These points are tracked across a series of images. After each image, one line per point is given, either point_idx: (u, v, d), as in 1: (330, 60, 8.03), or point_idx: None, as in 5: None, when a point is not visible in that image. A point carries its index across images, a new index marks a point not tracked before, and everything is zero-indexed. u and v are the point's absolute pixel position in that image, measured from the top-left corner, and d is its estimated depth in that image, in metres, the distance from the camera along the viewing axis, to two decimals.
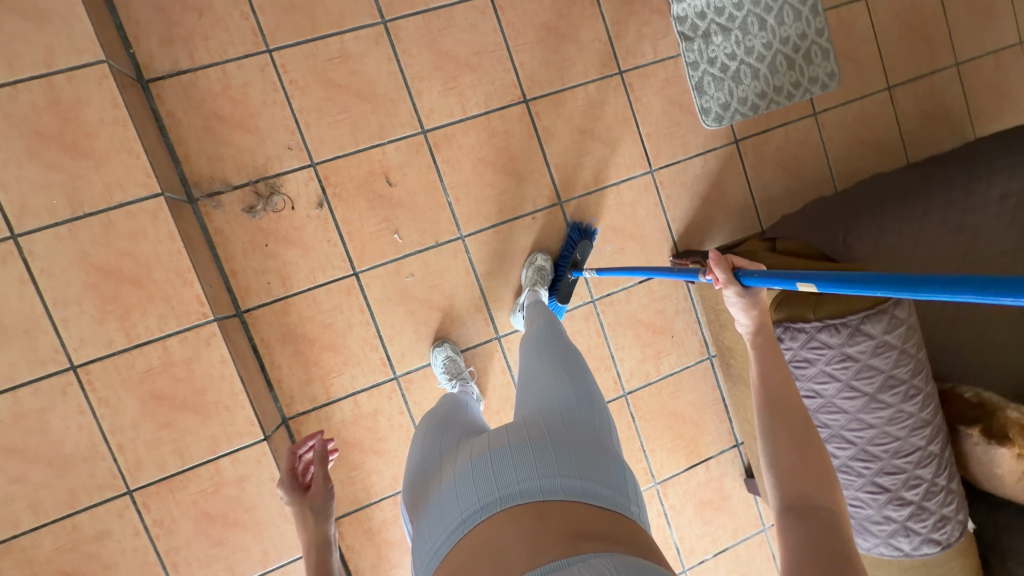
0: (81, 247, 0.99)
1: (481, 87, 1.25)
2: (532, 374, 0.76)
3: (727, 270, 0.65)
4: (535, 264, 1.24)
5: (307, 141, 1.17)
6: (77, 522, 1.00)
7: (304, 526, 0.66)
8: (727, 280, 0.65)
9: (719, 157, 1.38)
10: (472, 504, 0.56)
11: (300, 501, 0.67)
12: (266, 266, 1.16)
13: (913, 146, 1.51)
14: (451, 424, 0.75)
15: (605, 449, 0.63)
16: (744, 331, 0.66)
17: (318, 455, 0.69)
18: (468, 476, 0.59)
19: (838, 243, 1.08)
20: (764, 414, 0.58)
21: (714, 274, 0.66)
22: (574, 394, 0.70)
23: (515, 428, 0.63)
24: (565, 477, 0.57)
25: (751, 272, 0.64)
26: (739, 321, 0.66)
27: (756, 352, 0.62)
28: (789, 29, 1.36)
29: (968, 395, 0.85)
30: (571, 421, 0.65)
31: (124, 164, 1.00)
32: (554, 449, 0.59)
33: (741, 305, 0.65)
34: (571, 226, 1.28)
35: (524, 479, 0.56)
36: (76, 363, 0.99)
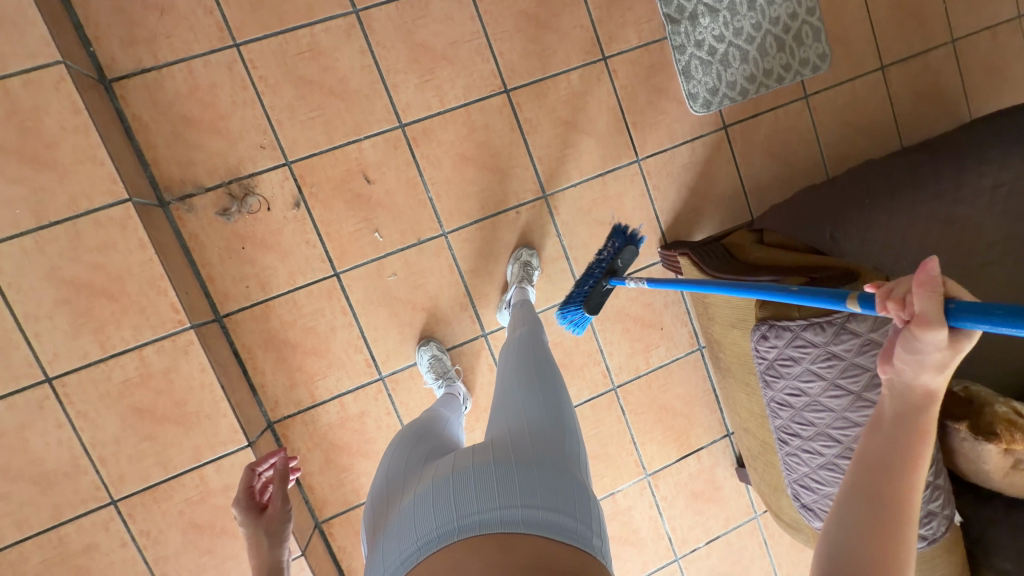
0: (49, 260, 0.96)
1: (459, 80, 1.20)
2: (504, 393, 0.76)
3: (940, 302, 0.43)
4: (521, 259, 1.22)
5: (280, 140, 1.13)
6: (63, 535, 0.99)
7: (257, 548, 0.67)
8: (933, 318, 0.43)
9: (708, 145, 1.35)
10: (429, 531, 0.55)
11: (255, 523, 0.69)
12: (244, 272, 1.13)
13: (906, 129, 1.47)
14: (424, 442, 0.74)
15: (573, 477, 0.61)
16: (886, 384, 0.46)
17: (279, 475, 0.71)
18: (428, 499, 0.58)
19: (826, 238, 1.06)
20: (857, 499, 0.44)
21: (924, 300, 0.44)
22: (545, 415, 0.69)
23: (483, 453, 0.62)
24: (528, 507, 0.55)
25: (980, 308, 0.42)
26: (901, 372, 0.45)
27: (888, 421, 0.45)
28: (779, 9, 1.32)
29: (956, 389, 0.83)
30: (541, 448, 0.63)
31: (88, 173, 0.96)
32: (519, 475, 0.58)
33: (929, 358, 0.44)
34: (616, 229, 1.14)
35: (484, 507, 0.55)
36: (51, 376, 0.97)
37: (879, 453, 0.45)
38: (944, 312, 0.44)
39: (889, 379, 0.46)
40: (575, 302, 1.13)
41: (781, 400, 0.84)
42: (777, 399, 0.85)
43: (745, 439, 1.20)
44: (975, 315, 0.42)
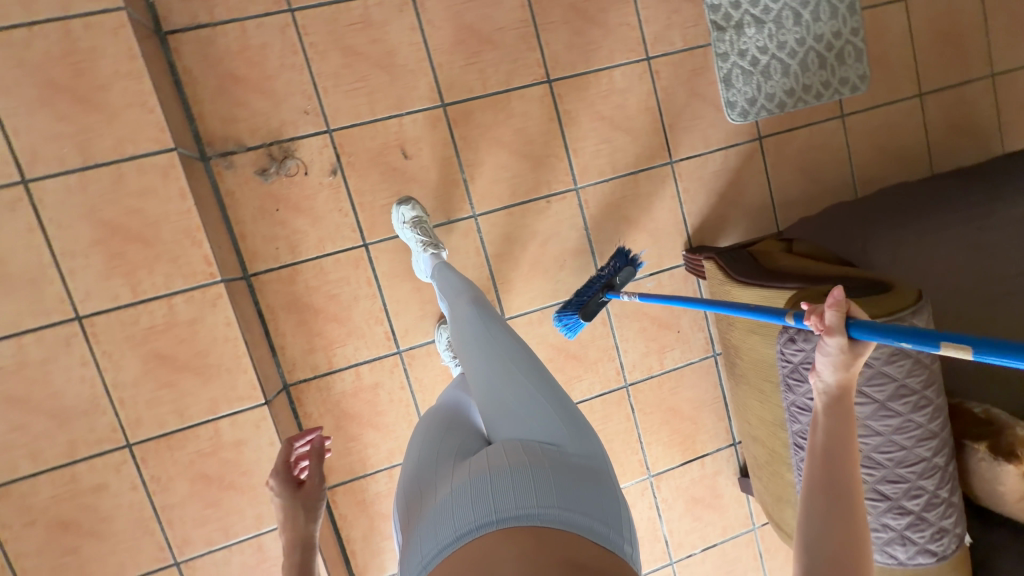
0: (90, 199, 0.98)
1: (503, 65, 1.22)
2: (508, 374, 0.70)
3: (842, 314, 0.54)
4: (417, 221, 1.11)
5: (324, 106, 1.14)
6: (76, 473, 1.01)
7: (291, 522, 0.65)
8: (836, 327, 0.54)
9: (741, 153, 1.35)
10: (466, 524, 0.54)
11: (292, 496, 0.67)
12: (274, 233, 1.14)
13: (939, 158, 1.48)
14: (445, 436, 0.70)
15: (603, 486, 0.60)
16: (817, 388, 0.57)
17: (314, 451, 0.69)
18: (463, 492, 0.56)
19: (856, 250, 1.08)
20: (816, 493, 0.54)
21: (825, 316, 0.55)
22: (570, 415, 0.66)
23: (515, 452, 0.61)
24: (563, 509, 0.54)
25: (870, 324, 0.53)
26: (820, 374, 0.56)
27: (828, 420, 0.55)
28: (824, 26, 1.33)
29: (977, 411, 0.85)
30: (569, 453, 0.62)
31: (136, 119, 0.98)
32: (554, 479, 0.57)
33: (839, 362, 0.55)
34: (619, 250, 1.16)
35: (522, 504, 0.54)
36: (81, 314, 0.99)
37: (826, 445, 0.55)
38: (844, 324, 0.55)
39: (817, 383, 0.57)
40: (572, 308, 1.13)
41: None
42: None
43: (754, 447, 1.20)
44: (861, 331, 0.53)
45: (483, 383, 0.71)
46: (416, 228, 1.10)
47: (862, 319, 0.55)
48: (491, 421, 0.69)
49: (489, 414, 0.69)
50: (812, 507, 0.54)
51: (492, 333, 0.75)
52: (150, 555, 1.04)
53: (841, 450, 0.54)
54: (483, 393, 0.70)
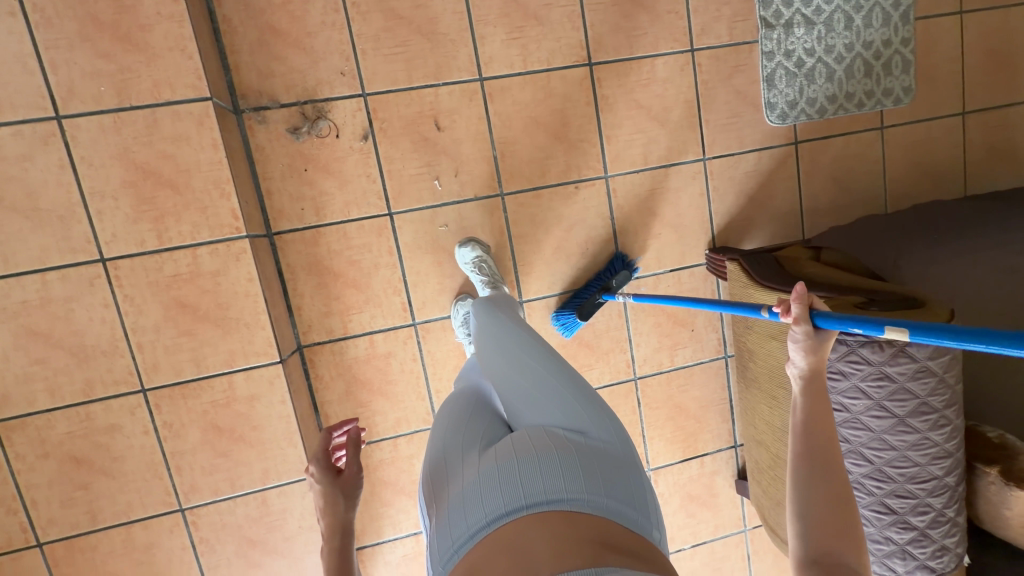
0: (124, 141, 0.97)
1: (546, 43, 1.19)
2: (525, 367, 0.72)
3: (806, 305, 0.59)
4: (483, 258, 1.16)
5: (361, 69, 1.12)
6: (91, 412, 1.02)
7: (331, 507, 0.67)
8: (802, 317, 0.59)
9: (775, 156, 1.33)
10: (496, 508, 0.54)
11: (332, 484, 0.67)
12: (302, 193, 1.13)
13: (973, 181, 1.45)
14: (466, 422, 0.70)
15: (627, 470, 0.61)
16: (793, 373, 0.61)
17: (351, 441, 0.69)
18: (492, 477, 0.57)
19: (888, 264, 1.07)
20: (799, 463, 0.57)
21: (790, 309, 0.59)
22: (591, 402, 0.67)
23: (541, 437, 0.61)
24: (590, 495, 0.55)
25: (831, 315, 0.58)
26: (793, 362, 0.60)
27: (803, 399, 0.59)
28: (874, 33, 1.29)
29: (991, 435, 0.85)
30: (593, 439, 0.62)
31: (175, 64, 0.96)
32: (580, 465, 0.57)
33: (805, 349, 0.59)
34: (617, 255, 1.26)
35: (551, 490, 0.55)
36: (105, 256, 0.99)
37: (804, 420, 0.58)
38: (809, 315, 0.60)
39: (792, 369, 0.61)
40: (569, 308, 1.24)
41: None
42: None
43: (756, 450, 1.21)
44: (822, 321, 0.58)
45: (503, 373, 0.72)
46: (482, 269, 1.14)
47: (823, 310, 0.60)
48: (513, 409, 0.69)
49: (509, 401, 0.70)
50: (798, 478, 0.57)
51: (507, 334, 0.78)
52: (157, 498, 1.06)
53: (820, 427, 0.57)
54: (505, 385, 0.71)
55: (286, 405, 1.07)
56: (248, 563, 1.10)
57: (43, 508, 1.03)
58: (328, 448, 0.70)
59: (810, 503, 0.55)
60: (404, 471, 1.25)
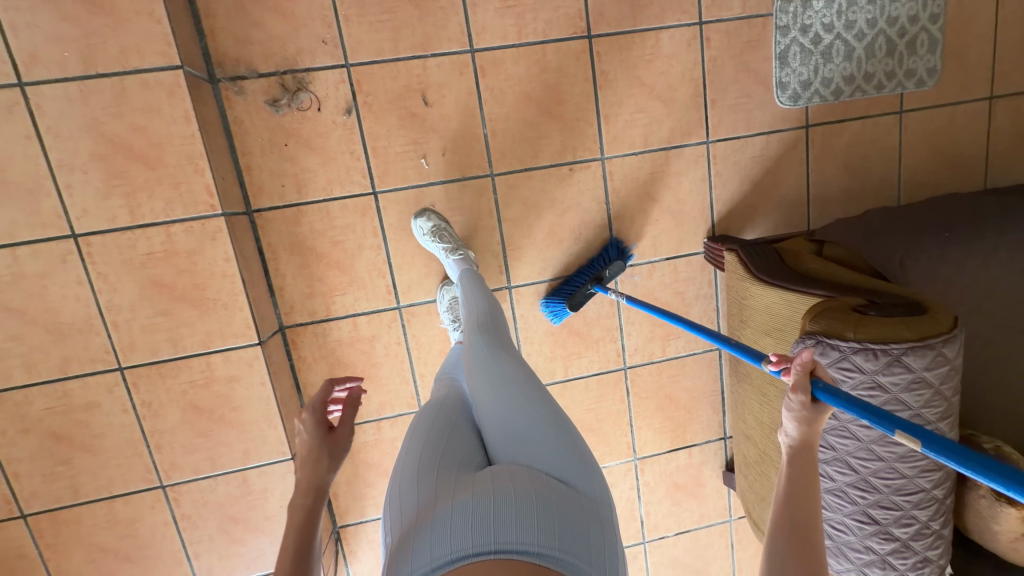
0: (91, 112, 0.93)
1: (543, 13, 1.12)
2: (519, 402, 0.69)
3: (808, 373, 0.58)
4: (432, 226, 1.11)
5: (344, 37, 1.06)
6: (69, 388, 1.01)
7: (314, 464, 0.64)
8: (800, 385, 0.58)
9: (784, 141, 1.26)
10: (463, 548, 0.52)
11: (322, 439, 0.65)
12: (282, 169, 1.09)
13: (996, 171, 1.37)
14: (448, 441, 0.68)
15: (605, 529, 0.59)
16: (783, 440, 0.61)
17: (350, 400, 0.67)
18: (464, 512, 0.55)
19: (894, 262, 1.01)
20: (778, 534, 0.56)
21: (790, 376, 0.58)
22: (580, 452, 0.65)
23: (523, 480, 0.59)
24: (564, 549, 0.53)
25: (835, 392, 0.57)
26: (785, 428, 0.60)
27: (789, 468, 0.59)
28: (900, 8, 1.19)
29: (986, 445, 0.83)
30: (575, 492, 0.60)
31: (143, 28, 0.91)
32: (559, 517, 0.55)
33: (801, 420, 0.59)
34: (611, 242, 1.22)
35: (522, 539, 0.53)
36: (77, 232, 0.96)
37: (788, 489, 0.58)
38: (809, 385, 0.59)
39: (783, 435, 0.61)
40: (559, 296, 1.19)
41: None
42: None
43: (745, 445, 1.19)
44: (820, 395, 0.58)
45: (497, 403, 0.70)
46: (441, 236, 1.10)
47: (826, 382, 0.59)
48: (500, 441, 0.67)
49: (498, 431, 0.68)
50: (774, 547, 0.56)
51: (505, 363, 0.76)
52: (138, 475, 1.06)
53: (803, 498, 0.57)
54: (495, 416, 0.69)
55: (266, 387, 1.05)
56: (230, 540, 1.11)
57: (25, 482, 1.04)
58: (325, 401, 0.68)
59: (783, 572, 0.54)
60: (388, 454, 1.24)
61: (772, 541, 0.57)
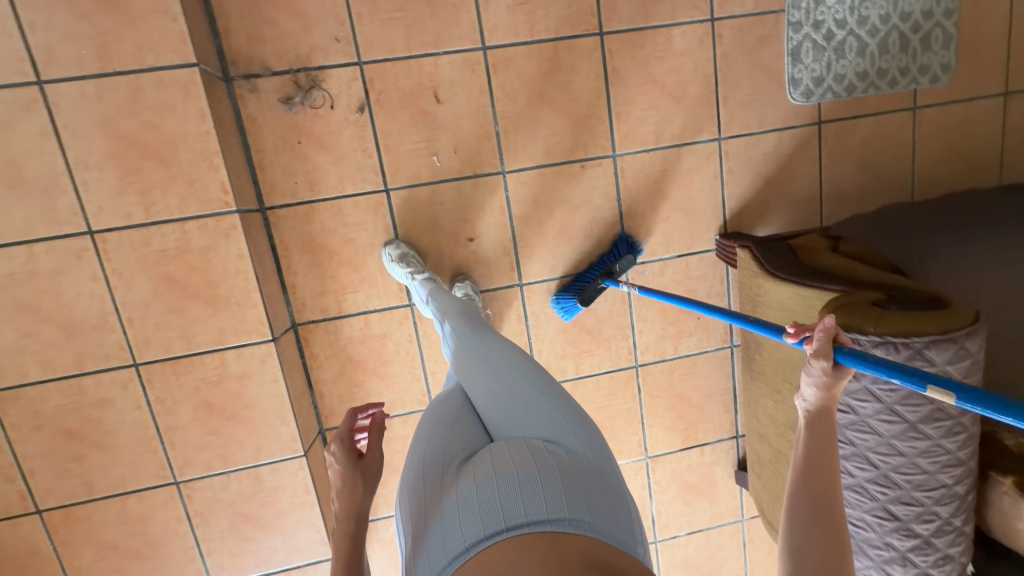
0: (107, 109, 0.93)
1: (555, 10, 1.12)
2: (507, 382, 0.69)
3: (830, 339, 0.56)
4: (399, 254, 1.10)
5: (357, 35, 1.06)
6: (83, 385, 1.02)
7: (349, 491, 0.63)
8: (822, 352, 0.56)
9: (796, 137, 1.25)
10: (475, 533, 0.52)
11: (353, 467, 0.63)
12: (295, 167, 1.09)
13: (1012, 167, 1.35)
14: (446, 431, 0.67)
15: (612, 485, 0.59)
16: (800, 407, 0.59)
17: (375, 425, 0.65)
18: (470, 498, 0.55)
19: (912, 259, 1.01)
20: (798, 502, 0.55)
21: (812, 342, 0.57)
22: (574, 416, 0.65)
23: (522, 454, 0.59)
24: (572, 510, 0.53)
25: (862, 357, 0.56)
26: (803, 395, 0.58)
27: (806, 435, 0.57)
28: (914, 4, 1.19)
29: (1009, 442, 0.81)
30: (577, 457, 0.60)
31: (158, 26, 0.91)
32: (563, 484, 0.55)
33: (822, 384, 0.56)
34: (621, 237, 1.21)
35: (528, 509, 0.53)
36: (93, 229, 0.97)
37: (805, 457, 0.57)
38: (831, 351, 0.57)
39: (800, 402, 0.59)
40: (570, 293, 1.19)
41: None
42: None
43: (758, 444, 1.18)
44: (843, 358, 0.56)
45: (489, 388, 0.69)
46: (406, 262, 1.08)
47: (849, 348, 0.57)
48: (496, 421, 0.67)
49: (494, 413, 0.68)
50: (795, 515, 0.55)
51: (487, 342, 0.75)
52: (150, 472, 1.07)
53: (823, 465, 0.55)
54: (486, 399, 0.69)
55: (278, 384, 1.05)
56: (241, 537, 1.12)
57: (39, 478, 1.04)
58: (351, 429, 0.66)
59: (807, 543, 0.54)
60: (399, 452, 1.24)
61: (792, 507, 0.56)
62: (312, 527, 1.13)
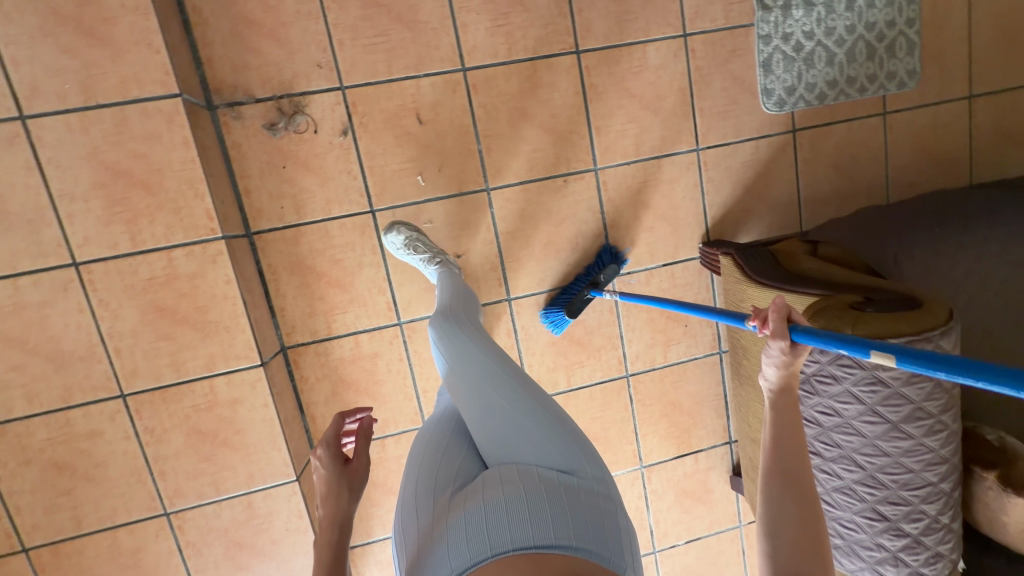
0: (91, 142, 0.94)
1: (533, 30, 1.15)
2: (495, 400, 0.68)
3: (784, 319, 0.58)
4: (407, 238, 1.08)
5: (339, 61, 1.08)
6: (71, 417, 1.01)
7: (336, 497, 0.63)
8: (779, 332, 0.57)
9: (772, 145, 1.29)
10: (463, 559, 0.53)
11: (340, 472, 0.64)
12: (281, 191, 1.10)
13: (982, 167, 1.39)
14: (437, 454, 0.68)
15: (601, 500, 0.60)
16: (764, 387, 0.60)
17: (363, 430, 0.67)
18: (458, 524, 0.56)
19: (888, 259, 1.03)
20: (772, 479, 0.57)
21: (768, 324, 0.58)
22: (563, 433, 0.65)
23: (511, 477, 0.60)
24: (559, 532, 0.54)
25: (816, 332, 0.56)
26: (765, 375, 0.59)
27: (773, 412, 0.58)
28: (878, 14, 1.23)
29: (990, 437, 0.83)
30: (565, 477, 0.61)
31: (141, 58, 0.93)
32: (551, 506, 0.56)
33: (781, 363, 0.57)
34: (605, 247, 1.23)
35: (515, 534, 0.53)
36: (78, 260, 0.97)
37: (775, 437, 0.58)
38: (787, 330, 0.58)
39: (764, 382, 0.60)
40: (557, 306, 1.21)
41: (809, 416, 0.80)
42: (806, 414, 0.80)
43: (750, 449, 1.19)
44: (799, 337, 0.57)
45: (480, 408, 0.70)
46: (416, 248, 1.07)
47: (804, 326, 0.58)
48: (486, 441, 0.67)
49: (484, 434, 0.68)
50: (769, 494, 0.57)
51: (475, 356, 0.75)
52: (141, 503, 1.05)
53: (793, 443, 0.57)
54: (475, 418, 0.69)
55: (269, 409, 1.05)
56: (236, 566, 1.10)
57: (27, 515, 1.02)
58: (338, 434, 0.67)
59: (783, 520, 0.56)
60: (394, 471, 1.24)
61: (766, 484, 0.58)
62: (308, 552, 1.11)
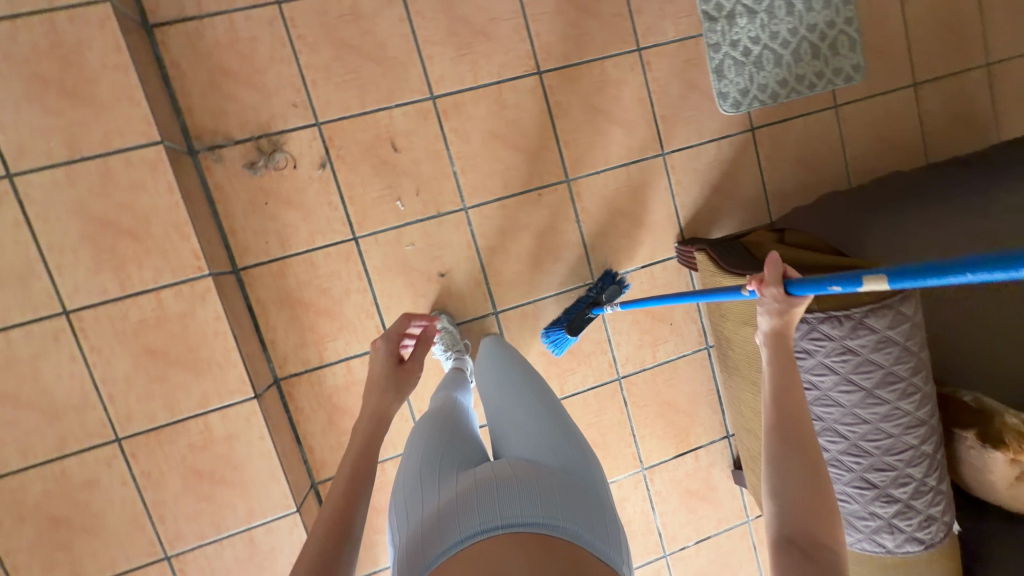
0: (77, 195, 0.97)
1: (496, 57, 1.21)
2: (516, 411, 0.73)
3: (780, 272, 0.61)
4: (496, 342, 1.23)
5: (313, 99, 1.14)
6: (66, 468, 1.01)
7: (384, 387, 0.73)
8: (774, 281, 0.60)
9: (734, 144, 1.35)
10: (471, 527, 0.53)
11: (395, 365, 0.76)
12: (266, 228, 1.14)
13: (936, 149, 1.46)
14: (447, 444, 0.69)
15: (601, 503, 0.61)
16: (760, 338, 0.62)
17: (424, 337, 0.81)
18: (471, 496, 0.57)
19: (854, 240, 1.08)
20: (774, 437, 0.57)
21: (764, 275, 0.61)
22: (572, 443, 0.69)
23: (521, 467, 0.62)
24: (567, 518, 0.55)
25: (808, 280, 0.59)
26: (762, 326, 0.61)
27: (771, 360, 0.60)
28: (817, 16, 1.32)
29: (969, 400, 0.91)
30: (572, 476, 0.63)
31: (123, 111, 0.97)
32: (561, 496, 0.58)
33: (776, 309, 0.60)
34: (607, 272, 1.26)
35: (526, 511, 0.54)
36: (68, 309, 0.99)
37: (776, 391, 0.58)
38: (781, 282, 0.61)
39: (760, 333, 0.62)
40: (558, 324, 1.21)
41: None
42: None
43: (747, 439, 1.20)
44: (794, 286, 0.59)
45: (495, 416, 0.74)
46: None
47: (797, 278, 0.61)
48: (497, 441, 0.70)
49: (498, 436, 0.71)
50: (772, 454, 0.56)
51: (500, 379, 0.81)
52: (141, 549, 1.04)
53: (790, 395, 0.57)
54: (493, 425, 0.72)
55: (266, 441, 1.06)
56: None
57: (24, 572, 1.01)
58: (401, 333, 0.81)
59: (788, 479, 0.54)
60: None
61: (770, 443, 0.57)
62: None
